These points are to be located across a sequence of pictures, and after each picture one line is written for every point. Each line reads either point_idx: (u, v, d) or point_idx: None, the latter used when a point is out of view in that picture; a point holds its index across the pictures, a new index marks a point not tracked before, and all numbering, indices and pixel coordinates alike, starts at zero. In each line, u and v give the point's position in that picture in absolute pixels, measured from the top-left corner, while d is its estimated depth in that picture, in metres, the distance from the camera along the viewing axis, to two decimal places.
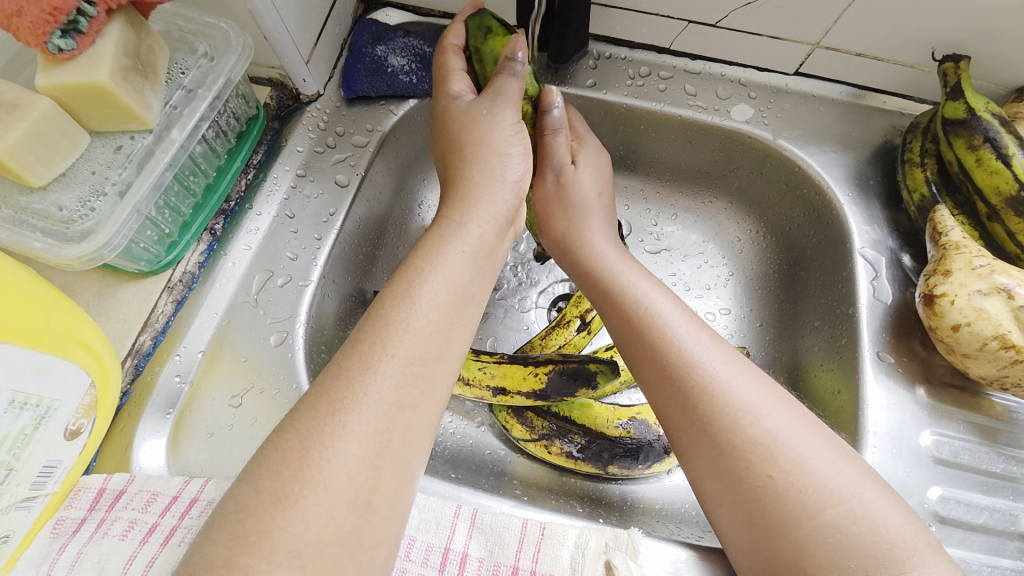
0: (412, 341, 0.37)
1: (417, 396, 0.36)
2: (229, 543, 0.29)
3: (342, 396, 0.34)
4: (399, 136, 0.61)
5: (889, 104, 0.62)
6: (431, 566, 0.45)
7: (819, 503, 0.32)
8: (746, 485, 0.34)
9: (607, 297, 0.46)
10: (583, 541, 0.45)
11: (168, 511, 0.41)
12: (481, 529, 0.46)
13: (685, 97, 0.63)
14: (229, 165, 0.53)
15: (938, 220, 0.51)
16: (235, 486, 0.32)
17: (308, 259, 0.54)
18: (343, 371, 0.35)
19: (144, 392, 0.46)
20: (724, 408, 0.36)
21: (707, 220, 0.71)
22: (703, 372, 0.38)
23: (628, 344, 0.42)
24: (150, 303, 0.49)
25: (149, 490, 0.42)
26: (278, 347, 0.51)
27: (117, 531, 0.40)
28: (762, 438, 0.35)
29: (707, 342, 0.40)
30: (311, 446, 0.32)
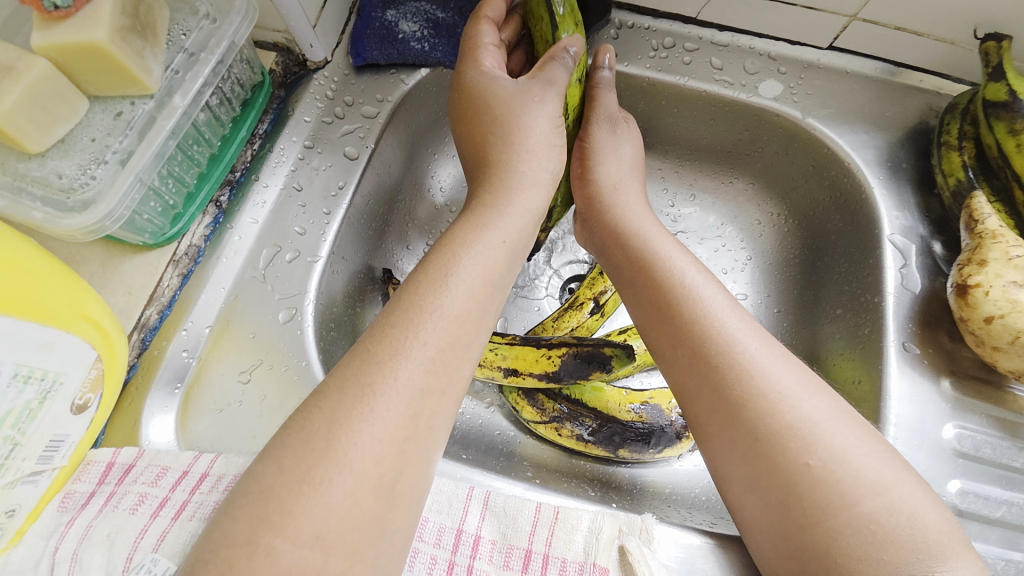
0: (438, 328, 0.36)
1: (445, 384, 0.35)
2: (252, 522, 0.29)
3: (365, 379, 0.34)
4: (410, 107, 0.58)
5: (925, 82, 0.59)
6: (443, 547, 0.44)
7: (858, 491, 0.32)
8: (780, 471, 0.33)
9: (636, 274, 0.45)
10: (597, 525, 0.45)
11: (179, 486, 0.40)
12: (494, 511, 0.46)
13: (711, 72, 0.60)
14: (234, 134, 0.52)
15: (974, 207, 0.48)
16: (259, 466, 0.31)
17: (317, 235, 0.53)
18: (372, 357, 0.34)
19: (150, 367, 0.45)
20: (762, 391, 0.35)
21: (727, 201, 0.69)
22: (742, 352, 0.37)
23: (659, 321, 0.41)
24: (155, 276, 0.47)
25: (158, 465, 0.41)
26: (286, 324, 0.50)
27: (127, 505, 0.39)
28: (800, 423, 0.34)
29: (742, 321, 0.39)
30: (339, 432, 0.31)
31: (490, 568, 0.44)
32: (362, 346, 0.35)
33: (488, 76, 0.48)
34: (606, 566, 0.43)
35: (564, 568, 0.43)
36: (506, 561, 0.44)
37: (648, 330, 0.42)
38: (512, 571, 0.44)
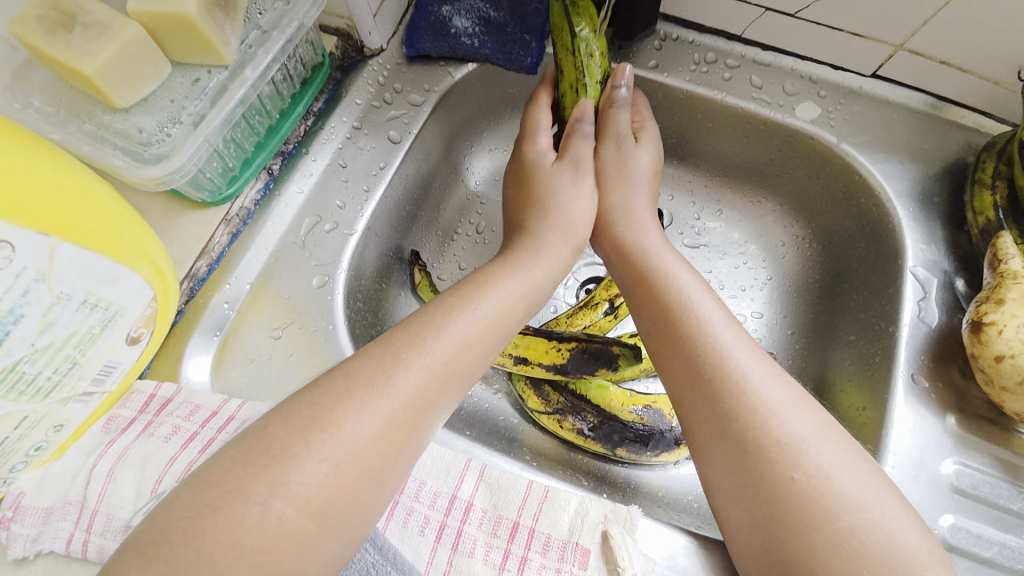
0: (468, 320, 0.42)
1: (461, 373, 0.40)
2: (286, 441, 0.33)
3: (398, 347, 0.38)
4: (454, 99, 0.61)
5: (966, 119, 0.58)
6: (437, 509, 0.49)
7: (839, 508, 0.33)
8: (767, 483, 0.35)
9: (640, 286, 0.47)
10: (584, 509, 0.48)
11: (207, 424, 0.44)
12: (488, 483, 0.50)
13: (750, 89, 0.61)
14: (291, 109, 0.55)
15: (1000, 247, 0.48)
16: (297, 405, 0.35)
17: (355, 210, 0.56)
18: (413, 340, 0.39)
19: (195, 314, 0.50)
20: (754, 406, 0.37)
21: (753, 220, 0.69)
22: (737, 368, 0.39)
23: (660, 333, 0.43)
24: (208, 232, 0.50)
25: (193, 402, 0.46)
26: (318, 290, 0.54)
27: (161, 434, 0.44)
28: (788, 439, 0.36)
29: (738, 339, 0.41)
30: (369, 395, 0.36)
31: (478, 534, 0.48)
32: (396, 340, 0.39)
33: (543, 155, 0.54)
34: (587, 547, 0.46)
35: (548, 543, 0.47)
36: (494, 529, 0.48)
37: (649, 340, 0.44)
38: (499, 539, 0.47)
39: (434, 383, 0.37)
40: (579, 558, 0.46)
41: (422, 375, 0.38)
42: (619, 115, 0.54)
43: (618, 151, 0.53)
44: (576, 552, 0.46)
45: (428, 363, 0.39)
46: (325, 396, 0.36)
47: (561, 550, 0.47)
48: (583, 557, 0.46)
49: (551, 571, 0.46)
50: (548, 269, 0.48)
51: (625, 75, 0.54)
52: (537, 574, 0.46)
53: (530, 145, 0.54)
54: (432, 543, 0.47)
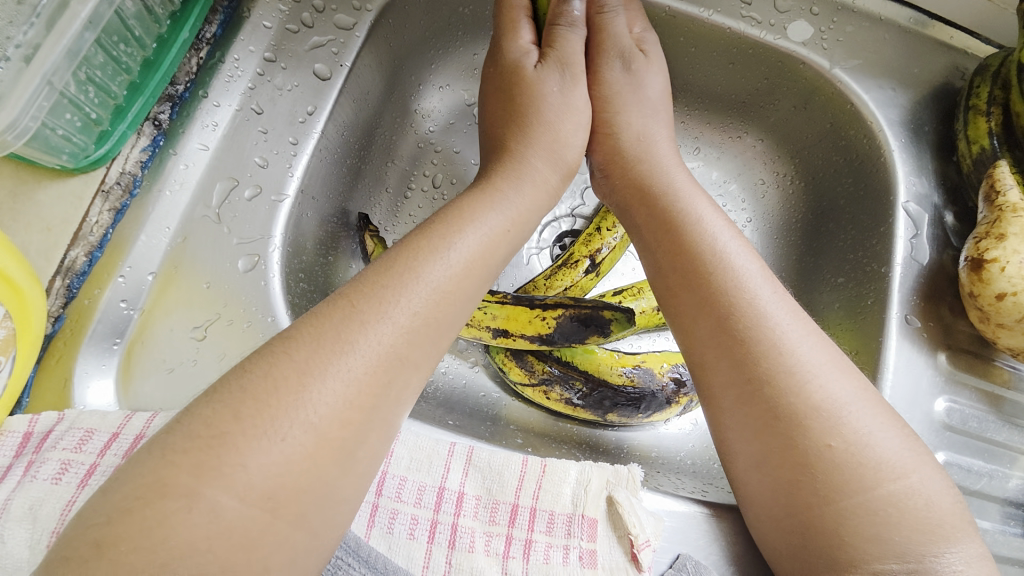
0: (427, 291, 0.32)
1: (421, 356, 0.31)
2: (193, 471, 0.24)
3: (339, 327, 0.29)
4: (393, 21, 0.49)
5: (954, 39, 0.54)
6: (425, 506, 0.42)
7: (878, 476, 0.30)
8: (797, 450, 0.31)
9: (660, 233, 0.41)
10: (585, 477, 0.43)
11: (108, 451, 0.35)
12: (478, 466, 0.43)
13: (738, 6, 0.53)
14: (172, 36, 0.41)
15: (997, 177, 0.46)
16: (206, 408, 0.26)
17: (281, 168, 0.45)
18: (357, 312, 0.30)
19: (80, 319, 0.38)
20: (790, 368, 0.32)
21: (733, 157, 0.64)
22: (774, 326, 0.34)
23: (683, 285, 0.37)
24: (81, 210, 0.39)
25: (81, 427, 0.35)
26: (247, 274, 0.43)
27: (47, 474, 0.34)
28: (827, 404, 0.32)
29: (777, 293, 0.36)
30: (309, 382, 0.27)
31: (475, 525, 0.41)
32: (345, 301, 0.30)
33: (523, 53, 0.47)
34: (594, 517, 0.42)
35: (552, 521, 0.41)
36: (491, 516, 0.42)
37: (667, 292, 0.38)
38: (498, 527, 0.41)
39: (387, 370, 0.29)
40: (586, 531, 0.41)
41: (378, 364, 0.29)
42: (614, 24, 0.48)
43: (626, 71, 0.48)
44: (583, 526, 0.41)
45: (384, 351, 0.29)
46: (253, 386, 0.27)
47: (567, 525, 0.41)
48: (591, 529, 0.41)
49: (559, 550, 0.41)
50: (524, 223, 0.40)
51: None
52: (545, 557, 0.40)
53: (512, 41, 0.47)
54: (424, 545, 0.40)
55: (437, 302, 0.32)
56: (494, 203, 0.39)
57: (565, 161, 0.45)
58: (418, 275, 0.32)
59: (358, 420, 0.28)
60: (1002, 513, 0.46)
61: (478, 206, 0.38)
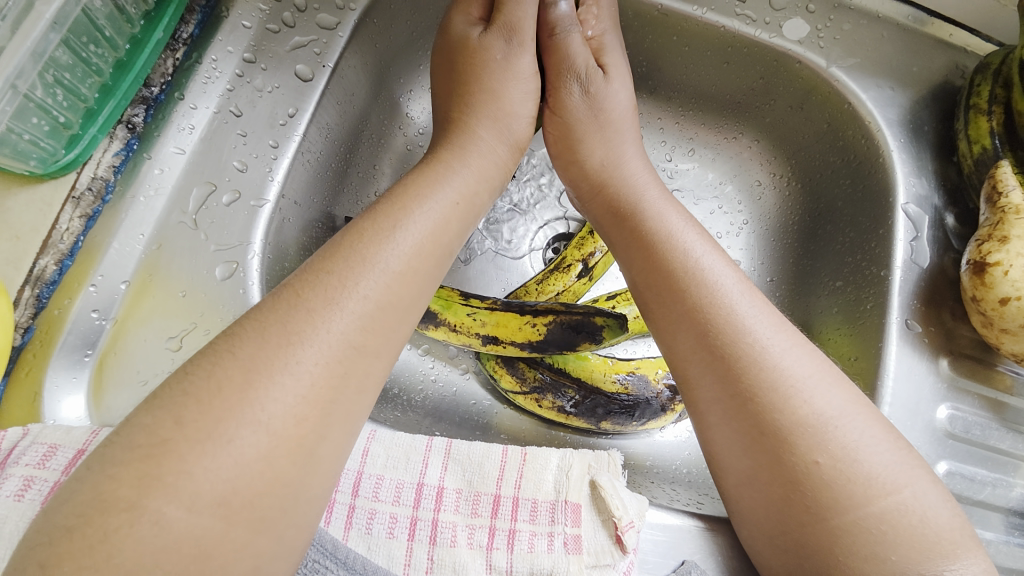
0: (381, 275, 0.31)
1: (381, 343, 0.30)
2: (134, 483, 0.23)
3: (286, 317, 0.28)
4: (378, 20, 0.48)
5: (954, 37, 0.53)
6: (404, 504, 0.40)
7: (868, 493, 0.28)
8: (785, 466, 0.30)
9: (637, 245, 0.39)
10: (566, 463, 0.41)
11: (72, 468, 0.34)
12: (457, 460, 0.42)
13: (731, 4, 0.52)
14: (146, 36, 0.40)
15: (1000, 177, 0.45)
16: (148, 416, 0.24)
17: (261, 172, 0.44)
18: (303, 302, 0.28)
19: (50, 331, 0.37)
20: (774, 383, 0.31)
21: (728, 158, 0.63)
22: (754, 340, 0.32)
23: (663, 299, 0.36)
24: (50, 217, 0.38)
25: (45, 443, 0.34)
26: (225, 282, 0.42)
27: (9, 490, 0.33)
28: (812, 420, 0.30)
29: (758, 305, 0.34)
30: (255, 379, 0.26)
31: (457, 519, 0.40)
32: (291, 291, 0.29)
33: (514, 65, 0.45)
34: (577, 503, 0.40)
35: (535, 509, 0.40)
36: (473, 509, 0.40)
37: (646, 304, 0.37)
38: (481, 519, 0.40)
39: (344, 363, 0.28)
40: (571, 517, 0.39)
41: (334, 358, 0.27)
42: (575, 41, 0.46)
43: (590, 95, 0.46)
44: (567, 510, 0.40)
45: (343, 345, 0.28)
46: (204, 389, 0.25)
47: (551, 512, 0.40)
48: (576, 513, 0.40)
49: (543, 538, 0.39)
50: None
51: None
52: (530, 546, 0.39)
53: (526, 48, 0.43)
54: (405, 543, 0.39)
55: (397, 290, 0.31)
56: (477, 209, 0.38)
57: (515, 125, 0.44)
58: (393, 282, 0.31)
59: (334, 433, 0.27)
60: (1005, 523, 0.44)
61: (462, 210, 0.37)
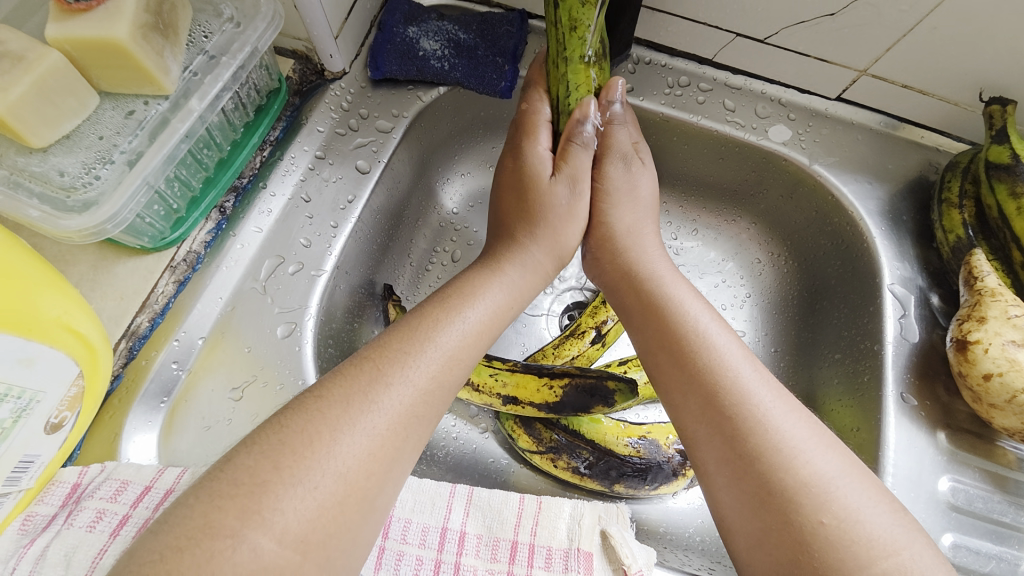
0: (422, 341, 0.36)
1: (433, 412, 0.35)
2: (237, 516, 0.27)
3: (366, 388, 0.33)
4: (425, 123, 0.58)
5: (926, 139, 0.60)
6: (428, 547, 0.43)
7: (871, 553, 0.31)
8: (793, 528, 0.32)
9: (646, 316, 0.44)
10: (579, 512, 0.44)
11: (141, 502, 0.38)
12: (478, 506, 0.44)
13: (723, 112, 0.61)
14: (245, 140, 0.50)
15: (974, 264, 0.50)
16: (250, 459, 0.29)
17: (322, 247, 0.51)
18: (382, 375, 0.34)
19: (136, 378, 0.43)
20: (776, 445, 0.35)
21: (729, 239, 0.69)
22: (755, 405, 0.36)
23: (672, 364, 0.41)
24: (150, 281, 0.45)
25: (118, 479, 0.39)
26: (284, 340, 0.49)
27: (83, 522, 0.38)
28: (815, 479, 0.33)
29: (755, 372, 0.39)
30: (310, 424, 0.30)
31: (477, 563, 0.42)
32: (371, 364, 0.34)
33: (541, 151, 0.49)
34: (589, 551, 0.42)
35: (549, 556, 0.42)
36: (492, 555, 0.43)
37: (656, 370, 0.42)
38: (500, 564, 0.42)
39: (404, 427, 0.33)
40: (583, 564, 0.42)
41: (374, 407, 0.32)
42: (621, 134, 0.50)
43: (614, 176, 0.50)
44: (579, 558, 0.42)
45: (385, 396, 0.33)
46: (264, 431, 0.30)
47: (564, 560, 0.42)
48: (588, 561, 0.42)
49: None
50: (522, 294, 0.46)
51: (619, 91, 0.49)
52: None
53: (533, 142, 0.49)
54: None
55: (442, 360, 0.37)
56: (495, 275, 0.44)
57: (564, 247, 0.48)
58: (430, 340, 0.37)
59: (375, 469, 0.31)
60: None
61: (481, 277, 0.43)
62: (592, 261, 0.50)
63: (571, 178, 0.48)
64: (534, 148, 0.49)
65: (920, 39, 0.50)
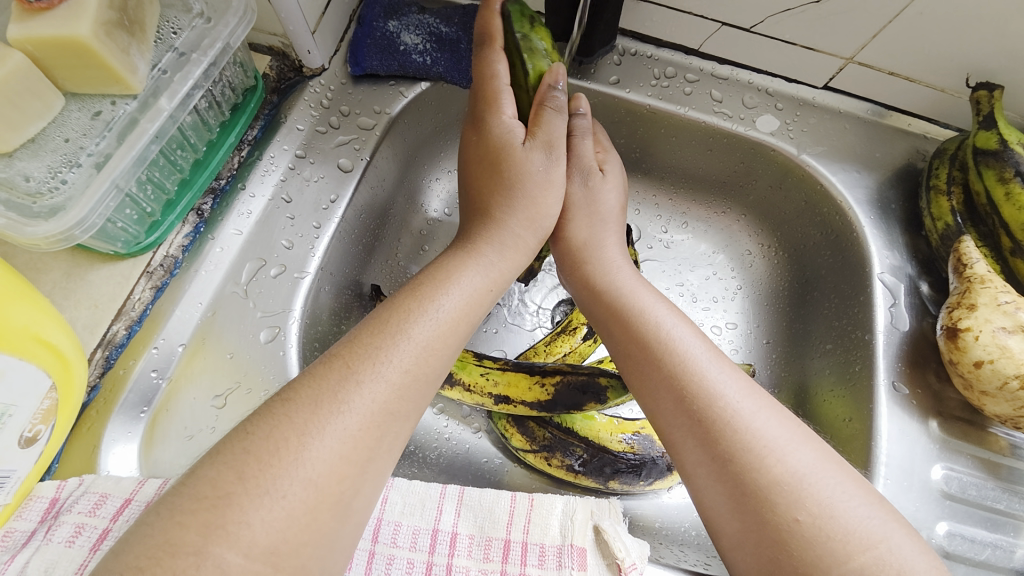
0: (402, 341, 0.35)
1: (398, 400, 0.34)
2: (201, 531, 0.26)
3: (336, 387, 0.32)
4: (408, 120, 0.56)
5: (913, 126, 0.59)
6: (420, 550, 0.42)
7: (847, 548, 0.30)
8: (771, 527, 0.32)
9: (618, 321, 0.43)
10: (571, 508, 0.43)
11: (120, 516, 0.37)
12: (470, 506, 0.44)
13: (710, 103, 0.60)
14: (221, 140, 0.49)
15: (963, 251, 0.50)
16: (203, 470, 0.28)
17: (305, 249, 0.50)
18: (353, 373, 0.33)
19: (114, 388, 0.42)
20: (749, 444, 0.34)
21: (718, 231, 0.69)
22: (726, 405, 0.36)
23: (645, 368, 0.40)
24: (126, 288, 0.44)
25: (96, 491, 0.38)
26: (267, 345, 0.48)
27: (62, 537, 0.36)
28: (788, 477, 0.33)
29: (724, 371, 0.38)
30: (286, 437, 0.29)
31: (470, 563, 0.42)
32: (342, 361, 0.33)
33: (507, 126, 0.46)
34: (583, 546, 0.42)
35: (543, 554, 0.42)
36: (485, 555, 0.42)
37: (631, 376, 0.41)
38: (492, 564, 0.42)
39: (379, 426, 0.32)
40: (577, 560, 0.41)
41: (355, 416, 0.31)
42: (585, 145, 0.50)
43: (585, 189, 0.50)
44: (573, 555, 0.42)
45: (366, 402, 0.32)
46: (235, 446, 0.29)
47: (558, 556, 0.42)
48: (582, 558, 0.42)
49: None
50: (505, 277, 0.44)
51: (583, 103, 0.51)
52: None
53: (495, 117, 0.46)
54: None
55: (427, 361, 0.36)
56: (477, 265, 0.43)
57: (543, 217, 0.46)
58: (409, 338, 0.36)
59: (354, 475, 0.30)
60: None
61: (467, 273, 0.41)
62: (581, 249, 0.49)
63: (546, 144, 0.46)
64: (497, 118, 0.46)
65: (906, 26, 0.50)
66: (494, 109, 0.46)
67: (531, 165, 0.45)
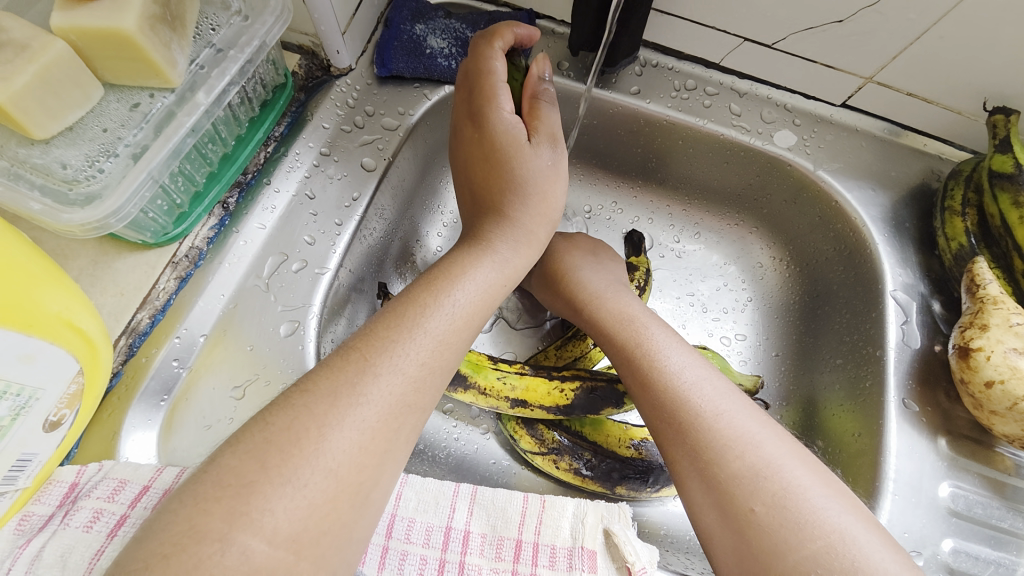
0: (425, 340, 0.36)
1: (420, 397, 0.34)
2: (225, 519, 0.26)
3: (353, 380, 0.32)
4: (430, 122, 0.57)
5: (929, 146, 0.60)
6: (432, 546, 0.42)
7: (801, 536, 0.32)
8: (732, 515, 0.34)
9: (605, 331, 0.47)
10: (582, 511, 0.44)
11: (139, 502, 0.38)
12: (482, 505, 0.44)
13: (729, 117, 0.61)
14: (250, 136, 0.49)
15: (976, 272, 0.50)
16: (231, 459, 0.28)
17: (326, 245, 0.51)
18: (371, 366, 0.33)
19: (135, 376, 0.43)
20: (714, 438, 0.37)
21: (731, 242, 0.69)
22: (696, 403, 0.39)
23: (627, 373, 0.44)
24: (151, 278, 0.44)
25: (115, 478, 0.39)
26: (288, 338, 0.49)
27: (79, 522, 0.37)
28: (747, 470, 0.35)
29: (701, 375, 0.41)
30: (312, 430, 0.30)
31: (481, 562, 0.42)
32: (359, 355, 0.34)
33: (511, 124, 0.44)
34: (593, 549, 0.42)
35: (553, 555, 0.42)
36: (496, 555, 0.42)
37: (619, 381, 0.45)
38: (504, 563, 0.42)
39: (400, 421, 0.33)
40: (587, 563, 0.42)
41: (379, 412, 0.32)
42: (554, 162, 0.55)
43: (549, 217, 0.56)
44: (584, 557, 0.42)
45: (391, 400, 0.33)
46: (262, 437, 0.29)
47: (568, 558, 0.42)
48: (592, 560, 0.42)
49: None
50: (519, 273, 0.45)
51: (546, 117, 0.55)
52: None
53: (498, 114, 0.44)
54: None
55: (448, 361, 0.36)
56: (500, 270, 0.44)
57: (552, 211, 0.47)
58: (432, 337, 0.36)
59: (373, 464, 0.31)
60: None
61: (487, 275, 0.42)
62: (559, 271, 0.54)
63: (550, 136, 0.46)
64: (499, 114, 0.44)
65: (926, 48, 0.51)
66: (493, 104, 0.44)
67: (538, 160, 0.45)
